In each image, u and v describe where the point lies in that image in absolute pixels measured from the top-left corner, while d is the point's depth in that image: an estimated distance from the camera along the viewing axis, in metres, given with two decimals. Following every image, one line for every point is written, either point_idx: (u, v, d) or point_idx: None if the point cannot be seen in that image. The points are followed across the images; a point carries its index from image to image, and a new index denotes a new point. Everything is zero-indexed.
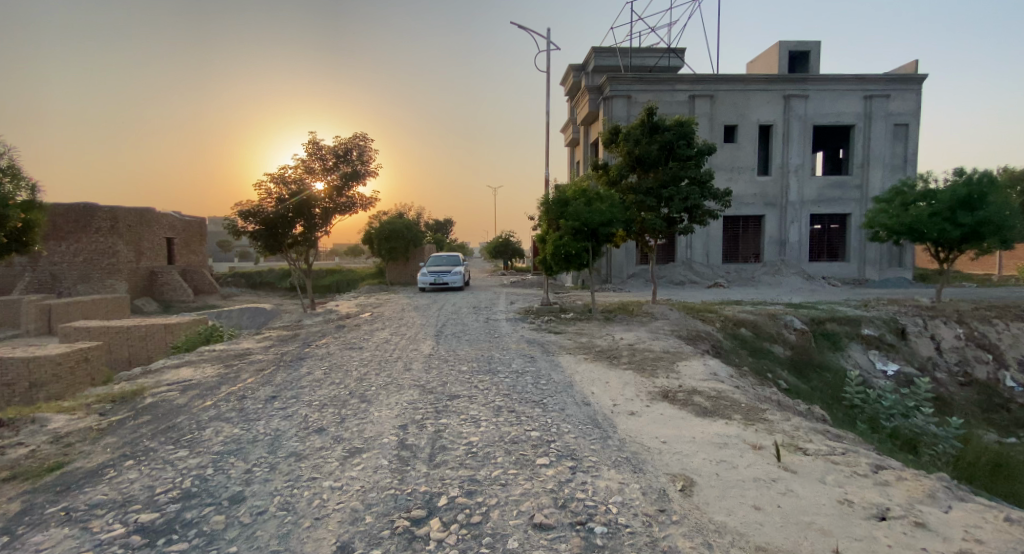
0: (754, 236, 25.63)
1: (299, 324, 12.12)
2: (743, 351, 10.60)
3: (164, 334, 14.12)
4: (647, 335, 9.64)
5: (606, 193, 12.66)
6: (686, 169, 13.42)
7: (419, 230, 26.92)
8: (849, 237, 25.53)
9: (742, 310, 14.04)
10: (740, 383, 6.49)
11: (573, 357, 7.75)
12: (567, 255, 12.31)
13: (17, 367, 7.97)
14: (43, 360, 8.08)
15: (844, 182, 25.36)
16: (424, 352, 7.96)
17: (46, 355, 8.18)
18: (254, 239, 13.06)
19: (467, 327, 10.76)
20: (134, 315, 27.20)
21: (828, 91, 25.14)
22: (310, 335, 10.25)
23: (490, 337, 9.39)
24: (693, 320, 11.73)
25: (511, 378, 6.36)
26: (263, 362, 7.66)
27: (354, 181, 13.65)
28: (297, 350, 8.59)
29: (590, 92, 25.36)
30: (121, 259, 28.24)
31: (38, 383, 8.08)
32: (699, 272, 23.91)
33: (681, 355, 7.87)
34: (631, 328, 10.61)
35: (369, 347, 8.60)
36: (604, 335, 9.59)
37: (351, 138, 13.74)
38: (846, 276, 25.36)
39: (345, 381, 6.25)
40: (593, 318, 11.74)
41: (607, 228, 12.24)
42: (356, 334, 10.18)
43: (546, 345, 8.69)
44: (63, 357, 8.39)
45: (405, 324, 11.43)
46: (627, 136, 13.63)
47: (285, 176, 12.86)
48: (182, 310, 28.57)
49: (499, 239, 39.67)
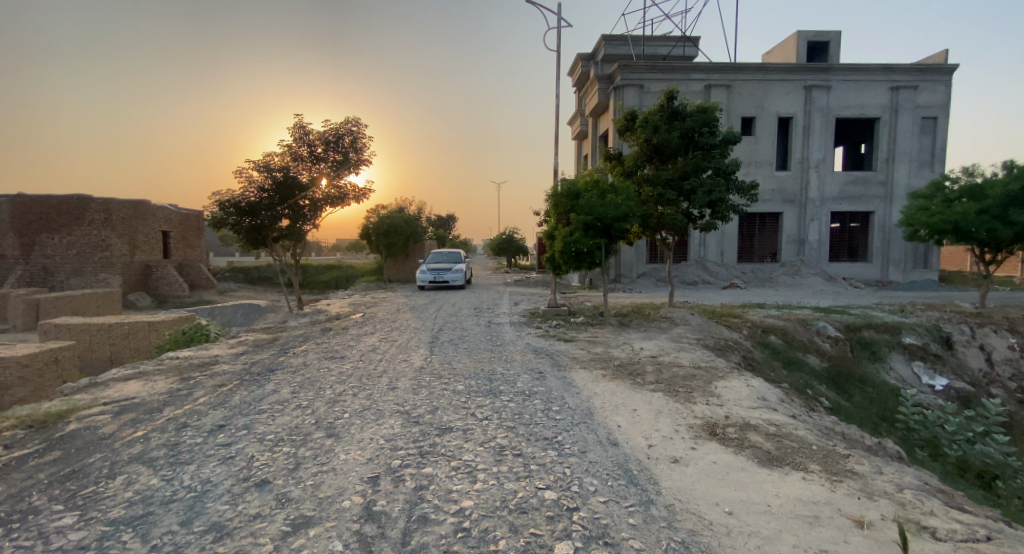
0: (771, 234, 24.36)
1: (282, 326, 11.02)
2: (775, 362, 9.43)
3: (148, 333, 13.04)
4: (670, 345, 8.49)
5: (621, 184, 11.47)
6: (710, 160, 12.15)
7: (419, 225, 25.81)
8: (873, 236, 24.24)
9: (768, 315, 12.86)
10: (796, 413, 5.29)
11: (589, 372, 6.59)
12: (577, 254, 11.14)
13: None
14: (9, 361, 6.96)
15: (868, 178, 24.05)
16: (415, 365, 6.82)
17: (11, 355, 7.04)
18: (234, 232, 11.91)
19: (466, 332, 9.63)
20: (127, 310, 26.25)
21: (851, 82, 23.82)
22: (291, 340, 9.14)
23: (491, 346, 8.23)
24: (718, 327, 10.58)
25: (516, 401, 5.20)
26: (226, 375, 6.57)
27: (346, 170, 12.69)
28: (270, 359, 7.47)
29: (600, 81, 24.20)
30: (114, 252, 27.12)
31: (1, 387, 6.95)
32: (713, 272, 22.67)
33: (716, 371, 6.68)
34: (650, 335, 9.45)
35: (352, 356, 7.48)
36: (621, 345, 8.42)
37: (343, 122, 12.64)
38: (868, 277, 24.11)
39: (312, 404, 5.12)
40: (607, 323, 10.58)
41: (622, 224, 11.05)
42: (340, 339, 9.05)
43: (557, 357, 7.52)
44: (31, 358, 7.25)
45: (398, 327, 10.30)
46: (645, 122, 12.39)
47: (270, 162, 11.72)
48: (177, 306, 27.56)
49: (503, 236, 38.52)
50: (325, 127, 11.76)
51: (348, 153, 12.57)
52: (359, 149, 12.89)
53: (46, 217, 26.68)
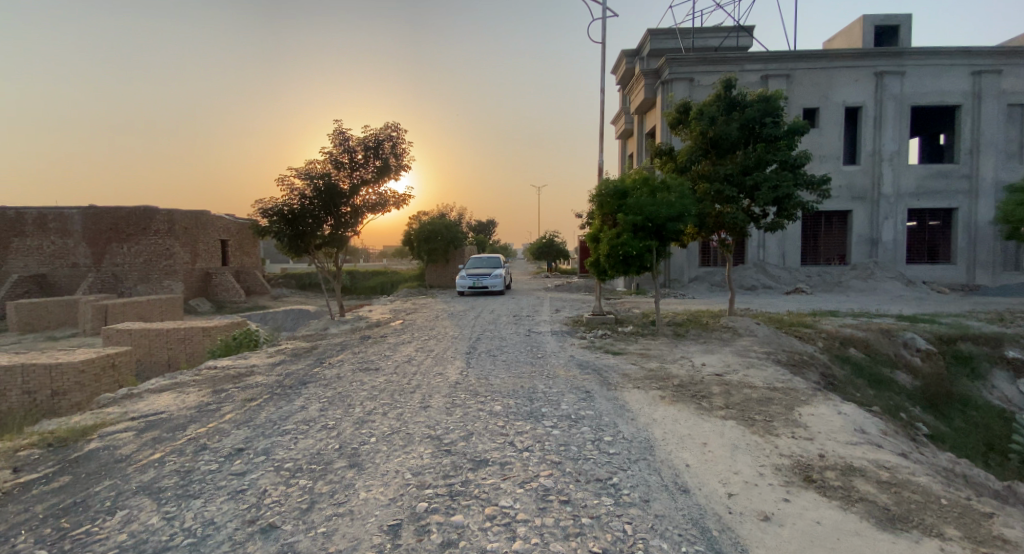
0: (838, 234, 22.45)
1: (322, 334, 10.85)
2: (858, 380, 8.30)
3: (202, 338, 13.29)
4: (735, 360, 7.55)
5: (673, 181, 10.61)
6: (774, 152, 11.07)
7: (461, 230, 25.59)
8: (957, 235, 21.88)
9: (842, 324, 11.58)
10: (905, 450, 4.34)
11: (645, 393, 5.82)
12: (626, 257, 10.31)
13: (37, 374, 6.89)
14: (66, 368, 6.96)
15: (949, 172, 21.70)
16: (451, 380, 6.29)
17: (69, 361, 7.03)
18: (278, 240, 11.89)
19: (507, 342, 9.03)
20: (188, 314, 27.44)
21: (928, 67, 21.62)
22: (328, 350, 8.85)
23: (533, 359, 7.58)
24: (787, 339, 9.51)
25: (561, 428, 4.54)
26: (257, 387, 6.25)
27: (387, 175, 12.45)
28: (304, 370, 7.14)
29: (646, 77, 23.16)
30: (177, 260, 28.52)
31: (60, 393, 6.97)
32: (774, 275, 21.07)
33: (795, 393, 5.76)
34: (710, 347, 8.54)
35: (386, 369, 7.03)
36: (679, 359, 7.57)
37: (384, 127, 12.38)
38: (952, 281, 21.77)
39: (337, 424, 4.65)
40: (660, 333, 9.71)
41: (676, 223, 10.17)
42: (377, 349, 8.66)
43: (606, 373, 6.77)
44: (87, 364, 7.21)
45: (437, 336, 9.85)
46: (700, 114, 11.48)
47: (312, 169, 11.66)
48: (233, 311, 28.57)
49: (545, 240, 37.84)
50: (365, 132, 11.53)
51: (388, 159, 12.31)
52: (400, 154, 12.60)
53: (116, 227, 28.40)
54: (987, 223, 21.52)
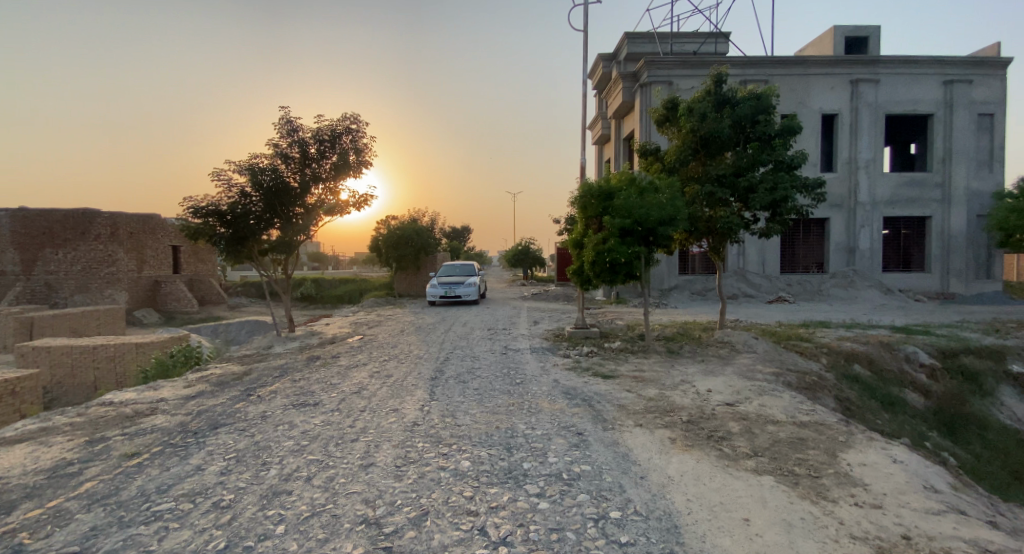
0: (816, 242, 22.13)
1: (265, 354, 9.37)
2: (873, 403, 7.40)
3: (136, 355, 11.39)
4: (743, 384, 6.52)
5: (663, 182, 9.63)
6: (768, 152, 10.23)
7: (432, 235, 24.17)
8: (930, 244, 21.89)
9: (839, 337, 10.83)
10: (999, 519, 3.30)
11: (650, 435, 4.67)
12: (613, 264, 9.24)
13: None
14: None
15: (925, 180, 21.70)
16: (408, 420, 5.01)
17: None
18: (214, 244, 10.33)
19: (481, 364, 7.77)
20: (131, 327, 25.01)
21: (900, 76, 21.62)
22: (264, 376, 7.37)
23: (511, 386, 6.35)
24: (789, 356, 8.62)
25: (550, 499, 3.32)
26: (150, 432, 4.77)
27: (345, 173, 11.08)
28: (224, 406, 5.67)
29: (624, 80, 22.45)
30: (120, 268, 26.09)
31: None
32: (754, 283, 20.50)
33: (828, 432, 4.73)
34: (710, 368, 7.49)
35: (328, 403, 5.67)
36: (681, 385, 6.49)
37: (340, 118, 10.98)
38: (928, 289, 21.73)
39: (235, 500, 3.29)
40: (652, 350, 8.65)
41: (668, 227, 9.16)
42: (324, 375, 7.25)
43: (599, 405, 5.60)
44: None
45: (398, 356, 8.51)
46: (689, 110, 10.56)
47: (254, 163, 10.17)
48: (185, 322, 26.24)
49: (520, 247, 36.77)
50: (319, 123, 10.13)
51: (345, 154, 10.93)
52: (360, 149, 11.24)
53: (51, 232, 25.80)
54: (959, 232, 21.55)
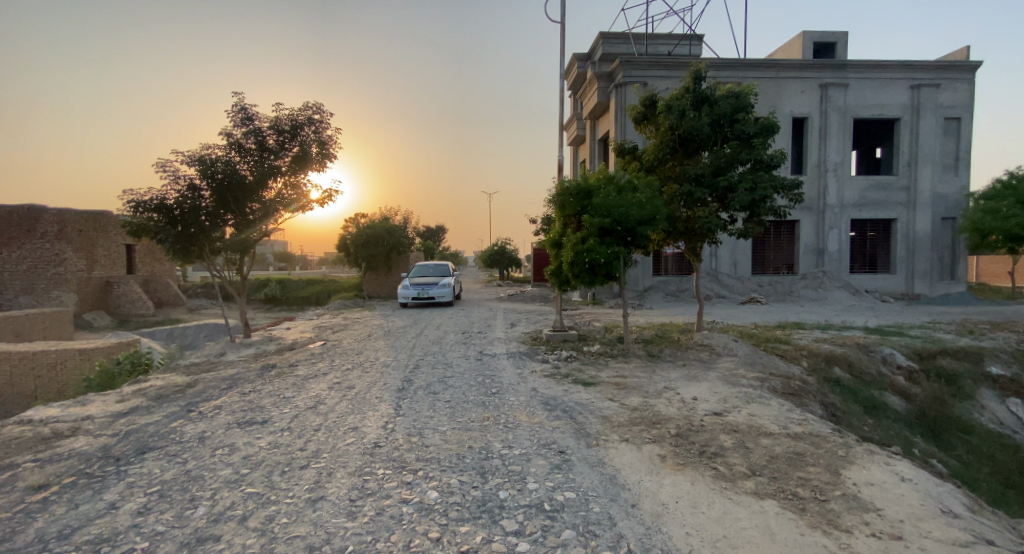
0: (786, 243, 22.39)
1: (216, 362, 8.60)
2: (856, 407, 7.21)
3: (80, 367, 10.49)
4: (729, 391, 6.19)
5: (642, 180, 9.30)
6: (748, 151, 9.99)
7: (404, 235, 23.41)
8: (895, 246, 22.44)
9: (816, 338, 10.75)
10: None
11: (638, 452, 4.25)
12: (592, 265, 8.84)
13: None
14: None
15: (889, 184, 22.25)
16: (370, 439, 4.46)
17: None
18: (159, 242, 9.45)
19: (453, 372, 7.23)
20: (79, 331, 23.34)
21: (868, 81, 22.12)
22: (210, 388, 6.64)
23: (485, 397, 5.84)
24: (771, 359, 8.40)
25: (531, 540, 2.83)
26: (62, 459, 4.07)
27: (306, 166, 10.41)
28: (158, 425, 4.98)
29: (601, 79, 22.24)
30: (69, 267, 24.39)
31: None
32: (727, 284, 20.56)
33: (825, 445, 4.41)
34: (694, 374, 7.16)
35: (279, 421, 5.05)
36: (666, 393, 6.11)
37: (301, 107, 10.28)
38: (892, 290, 22.29)
39: (149, 552, 2.70)
40: (633, 354, 8.28)
41: (648, 227, 8.81)
42: (279, 386, 6.58)
43: (580, 417, 5.14)
44: None
45: (363, 364, 7.89)
46: (668, 108, 10.27)
47: (206, 154, 9.39)
48: (139, 325, 24.67)
49: (495, 247, 36.21)
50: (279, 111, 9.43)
51: (307, 146, 10.25)
52: (323, 140, 10.55)
53: None
54: (923, 234, 22.18)
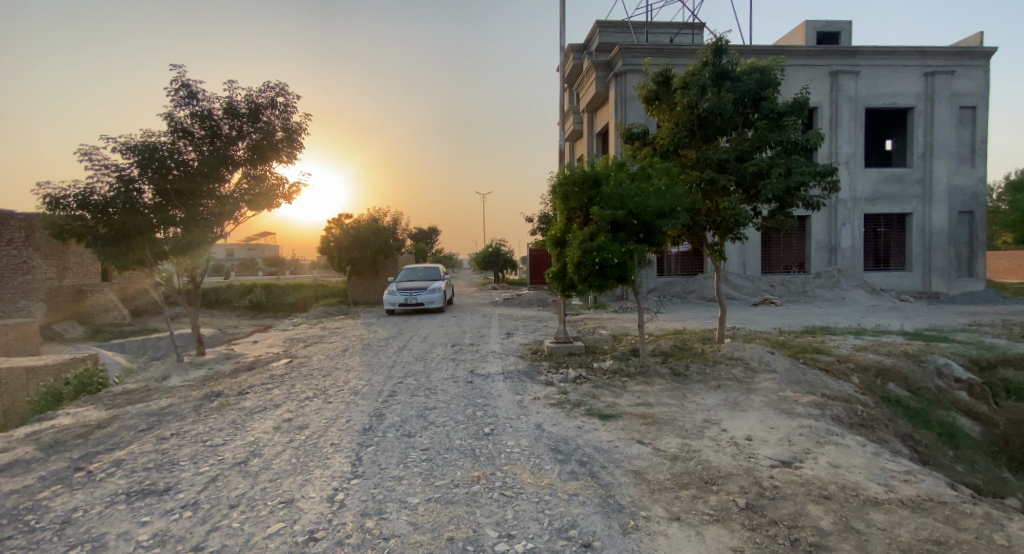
0: (797, 240, 21.13)
1: (153, 390, 7.15)
2: (930, 436, 5.88)
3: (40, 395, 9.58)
4: (788, 426, 4.81)
5: (658, 167, 7.94)
6: (777, 132, 8.61)
7: (391, 236, 21.94)
8: (911, 242, 21.23)
9: (855, 346, 9.42)
10: None
11: (700, 542, 2.85)
12: (602, 266, 7.41)
13: None
14: None
15: (904, 176, 21.05)
16: (304, 527, 3.03)
17: None
18: (90, 246, 8.00)
19: (435, 401, 5.83)
20: (48, 342, 21.43)
21: (880, 68, 20.94)
22: (124, 430, 5.22)
23: (473, 442, 4.44)
24: (815, 374, 7.08)
25: None
26: None
27: (268, 156, 9.09)
28: (15, 502, 3.55)
29: (598, 69, 20.92)
30: (37, 275, 22.65)
31: None
32: (736, 285, 19.24)
33: (967, 524, 3.03)
34: (734, 399, 5.80)
35: (186, 489, 3.64)
36: (709, 431, 4.72)
37: (261, 88, 8.93)
38: (909, 288, 21.07)
39: None
40: (653, 373, 6.90)
41: (669, 220, 7.43)
42: (210, 427, 5.15)
43: (605, 476, 3.74)
44: None
45: (327, 391, 6.48)
46: (684, 85, 8.91)
47: (144, 142, 7.90)
48: (116, 335, 22.83)
49: (489, 249, 34.83)
50: (231, 91, 7.98)
51: (269, 133, 8.93)
52: (288, 127, 9.23)
53: None
54: (940, 229, 20.99)
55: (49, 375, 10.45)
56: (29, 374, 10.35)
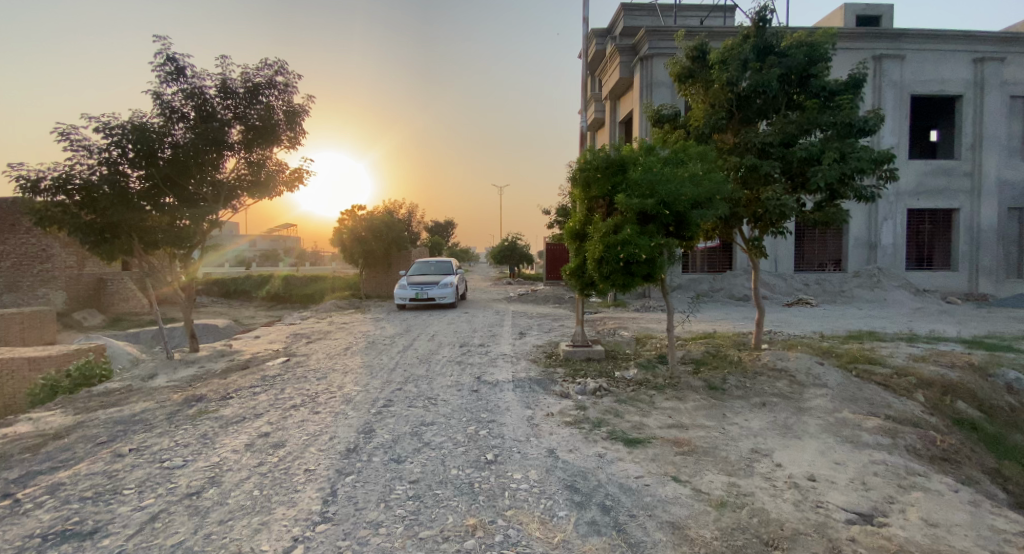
0: (833, 236, 19.80)
1: (133, 392, 6.59)
2: (1018, 471, 4.93)
3: (44, 385, 9.20)
4: (858, 462, 3.93)
5: (692, 151, 7.04)
6: (829, 113, 7.59)
7: (402, 230, 21.35)
8: (957, 240, 19.72)
9: (909, 354, 8.41)
10: None
11: None
12: (627, 263, 6.55)
13: None
14: None
15: (950, 168, 19.51)
16: None
17: None
18: (75, 235, 7.46)
19: (435, 415, 5.09)
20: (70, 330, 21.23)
21: (927, 52, 19.40)
22: (81, 443, 4.62)
23: (473, 474, 3.68)
24: (873, 390, 6.12)
25: None
26: None
27: (267, 140, 8.45)
28: None
29: (621, 54, 19.84)
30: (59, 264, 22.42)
31: None
32: (767, 284, 18.08)
33: None
34: (785, 421, 4.91)
35: (115, 532, 2.97)
36: (759, 466, 3.87)
37: (259, 65, 8.28)
38: (954, 290, 19.61)
39: None
40: (684, 385, 6.04)
41: (706, 211, 6.52)
42: (174, 442, 4.50)
43: (633, 531, 2.94)
44: None
45: (317, 399, 5.81)
46: (722, 61, 7.95)
47: (130, 122, 7.31)
48: (135, 324, 22.59)
49: (505, 243, 34.04)
50: (221, 67, 7.33)
51: (268, 115, 8.30)
52: (289, 109, 8.57)
53: None
54: (989, 226, 19.46)
55: (52, 366, 10.01)
56: (32, 364, 9.90)
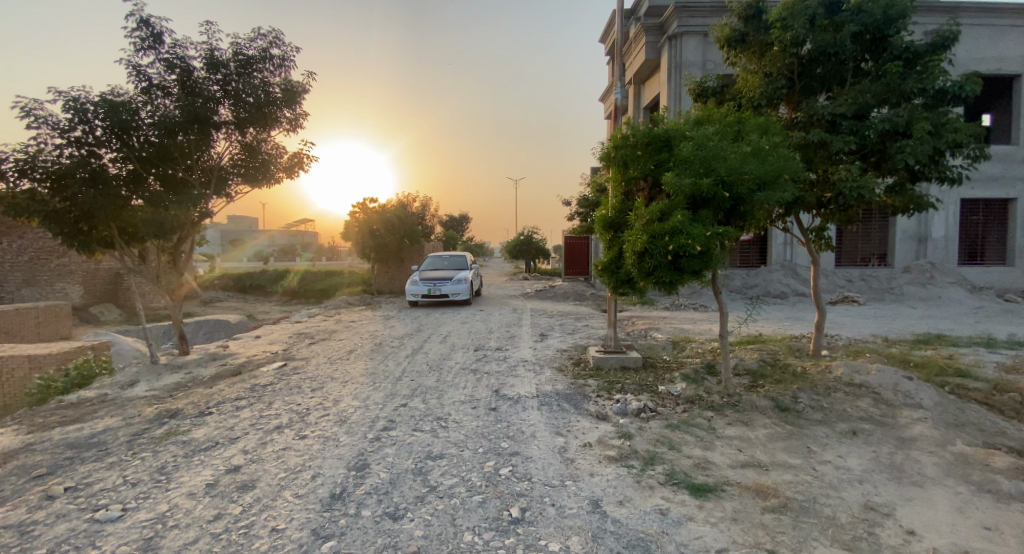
0: (878, 229, 18.34)
1: (105, 403, 5.75)
2: None
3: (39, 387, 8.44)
4: (1020, 528, 2.86)
5: (750, 124, 5.93)
6: (914, 79, 6.38)
7: (415, 222, 20.52)
8: (1014, 232, 18.05)
9: (998, 363, 7.20)
10: None
11: None
12: (676, 256, 5.45)
13: None
14: None
15: (1011, 153, 17.85)
16: None
17: None
18: (48, 225, 6.67)
19: (445, 445, 4.12)
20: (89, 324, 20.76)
21: (986, 27, 17.76)
22: (13, 476, 3.76)
23: (494, 543, 2.70)
24: (980, 412, 4.99)
25: None
26: None
27: (261, 120, 7.60)
28: None
29: (647, 34, 18.61)
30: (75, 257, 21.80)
31: None
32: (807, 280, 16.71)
33: None
34: (890, 460, 3.83)
35: None
36: (885, 535, 2.82)
37: (252, 35, 7.43)
38: (1013, 286, 18.00)
39: None
40: (748, 406, 4.98)
41: (772, 193, 5.41)
42: (123, 479, 3.62)
43: None
44: None
45: (306, 418, 4.89)
46: (783, 20, 6.78)
47: (105, 97, 6.48)
48: (153, 318, 22.02)
49: (520, 237, 33.06)
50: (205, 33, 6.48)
51: (262, 91, 7.45)
52: (285, 85, 7.71)
53: None
54: None
55: (52, 365, 9.20)
56: (32, 363, 9.16)
